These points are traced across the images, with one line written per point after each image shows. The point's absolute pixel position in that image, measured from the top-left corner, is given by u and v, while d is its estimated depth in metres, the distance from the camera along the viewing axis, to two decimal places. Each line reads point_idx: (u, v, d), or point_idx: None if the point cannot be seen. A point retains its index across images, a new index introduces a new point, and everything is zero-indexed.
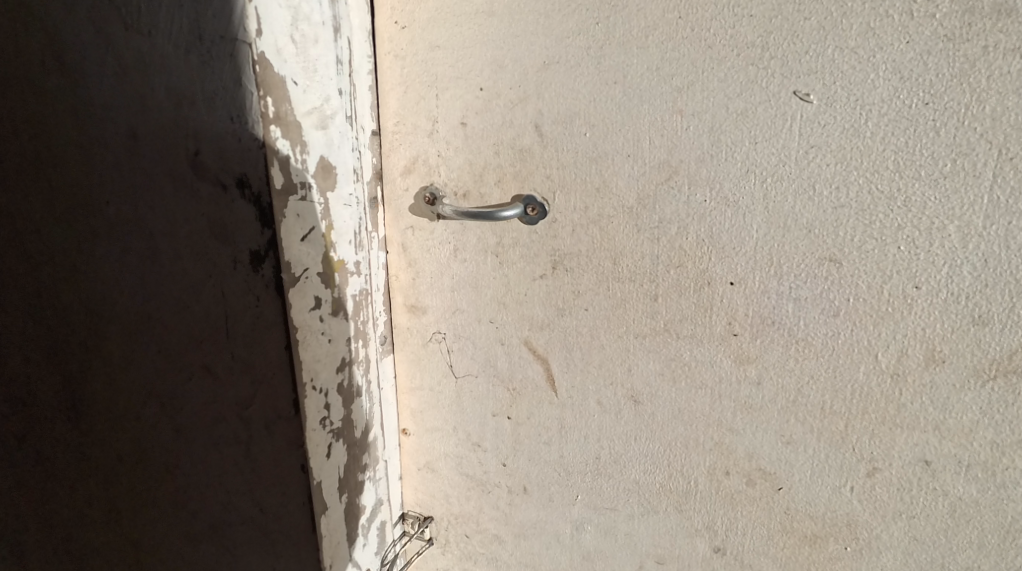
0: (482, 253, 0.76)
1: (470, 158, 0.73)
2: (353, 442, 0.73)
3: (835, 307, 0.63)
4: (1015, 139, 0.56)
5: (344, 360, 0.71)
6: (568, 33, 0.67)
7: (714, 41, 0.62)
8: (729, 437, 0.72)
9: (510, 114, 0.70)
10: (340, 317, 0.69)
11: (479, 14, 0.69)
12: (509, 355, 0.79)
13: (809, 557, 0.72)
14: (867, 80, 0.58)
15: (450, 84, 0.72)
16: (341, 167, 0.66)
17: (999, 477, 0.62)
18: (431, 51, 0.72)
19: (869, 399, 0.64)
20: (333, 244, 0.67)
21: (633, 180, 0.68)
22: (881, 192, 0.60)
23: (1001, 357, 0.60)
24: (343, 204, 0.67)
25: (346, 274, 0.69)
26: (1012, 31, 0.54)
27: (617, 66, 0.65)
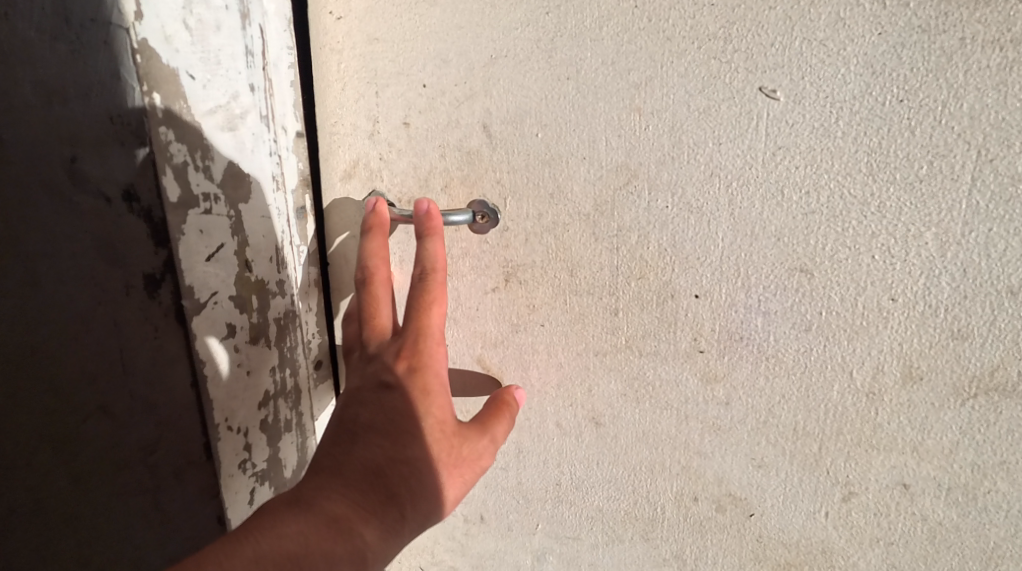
0: None
1: (415, 162, 0.68)
2: (279, 483, 0.69)
3: (807, 321, 0.59)
4: (995, 139, 0.50)
5: (267, 395, 0.65)
6: (516, 25, 0.61)
7: (673, 32, 0.56)
8: (697, 461, 0.67)
9: (456, 113, 0.65)
10: (259, 346, 0.63)
11: (421, 3, 0.64)
12: (462, 375, 0.74)
13: None
14: (837, 75, 0.52)
15: (392, 81, 0.67)
16: (258, 176, 0.61)
17: (980, 500, 0.57)
18: (370, 44, 0.67)
19: (843, 420, 0.60)
20: (251, 261, 0.61)
21: (590, 185, 0.63)
22: (853, 196, 0.54)
23: (982, 373, 0.54)
24: (260, 215, 0.61)
25: (266, 297, 0.63)
26: (992, 20, 0.48)
27: (569, 60, 0.60)
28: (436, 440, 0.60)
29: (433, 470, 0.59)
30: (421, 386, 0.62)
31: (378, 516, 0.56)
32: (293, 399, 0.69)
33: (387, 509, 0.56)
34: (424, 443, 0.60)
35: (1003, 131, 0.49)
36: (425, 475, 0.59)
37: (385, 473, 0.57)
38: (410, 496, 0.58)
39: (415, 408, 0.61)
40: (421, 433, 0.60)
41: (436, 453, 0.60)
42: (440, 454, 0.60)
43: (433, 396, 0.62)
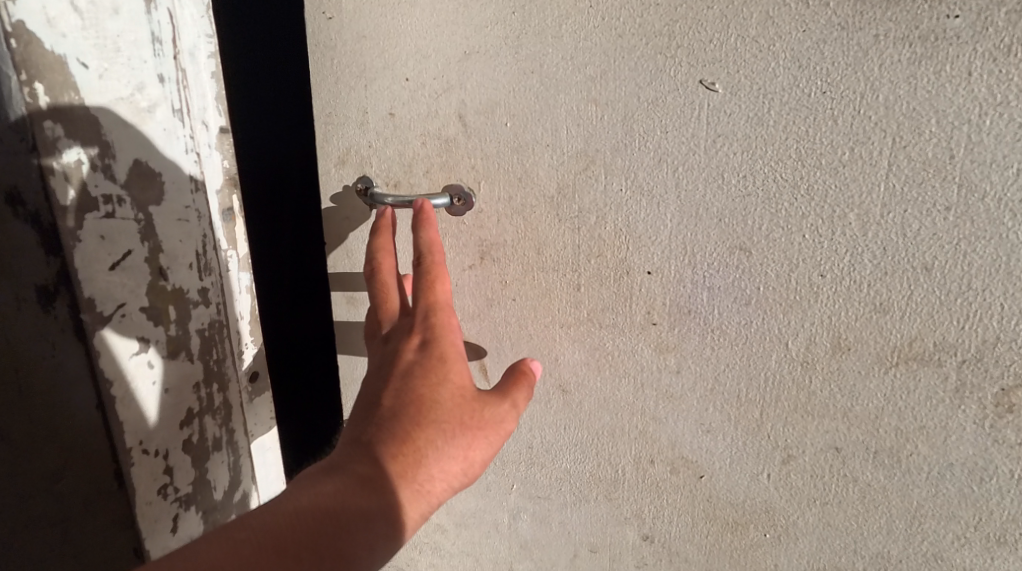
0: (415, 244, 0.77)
1: (399, 149, 0.75)
2: (207, 502, 0.78)
3: (747, 296, 0.64)
4: (908, 128, 0.54)
5: (190, 412, 0.75)
6: (487, 23, 0.67)
7: (623, 30, 0.62)
8: (652, 426, 0.72)
9: (434, 104, 0.72)
10: (179, 360, 0.72)
11: (402, 4, 0.70)
12: None
13: (732, 544, 0.73)
14: (768, 69, 0.57)
15: (377, 75, 0.73)
16: (168, 167, 0.68)
17: (904, 463, 0.62)
18: (359, 41, 0.73)
19: (781, 387, 0.65)
20: (165, 267, 0.69)
21: (553, 170, 0.68)
22: (785, 180, 0.59)
23: (902, 344, 0.59)
24: (175, 216, 0.69)
25: (185, 307, 0.72)
26: (902, 19, 0.52)
27: (533, 56, 0.66)
28: (459, 405, 0.61)
29: (459, 434, 0.61)
30: (439, 355, 0.63)
31: (405, 479, 0.58)
32: (222, 417, 0.79)
33: (415, 472, 0.58)
34: (448, 408, 0.61)
35: (915, 121, 0.54)
36: (450, 439, 0.60)
37: (411, 439, 0.59)
38: (438, 458, 0.59)
39: (436, 376, 0.62)
40: (444, 399, 0.61)
41: (460, 417, 0.61)
42: (464, 418, 0.61)
43: (452, 363, 0.63)
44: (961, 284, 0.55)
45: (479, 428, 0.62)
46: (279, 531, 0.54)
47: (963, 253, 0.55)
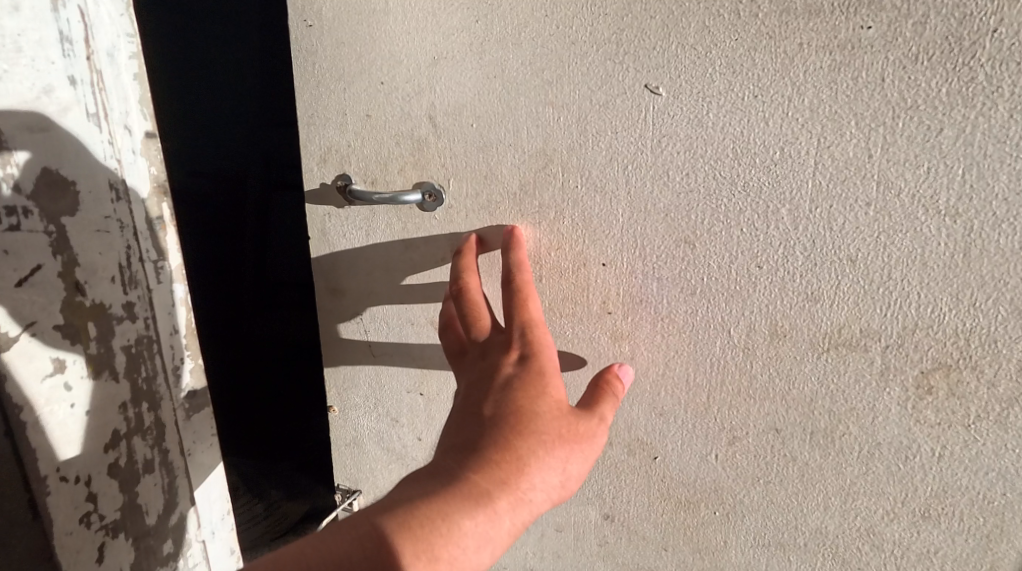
0: (390, 237, 0.82)
1: (375, 148, 0.79)
2: (139, 531, 0.66)
3: (692, 286, 0.68)
4: (833, 129, 0.58)
5: (114, 436, 0.64)
6: (454, 30, 0.72)
7: (576, 38, 0.66)
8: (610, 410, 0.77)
9: (406, 106, 0.76)
10: (104, 378, 0.62)
11: (376, 13, 0.74)
12: (419, 334, 0.86)
13: (685, 522, 0.77)
14: (705, 74, 0.62)
15: (354, 79, 0.78)
16: (86, 174, 0.60)
17: (837, 443, 0.66)
18: (338, 47, 0.77)
19: (725, 372, 0.69)
20: (82, 281, 0.60)
21: (516, 168, 0.73)
22: (724, 177, 0.63)
23: (832, 331, 0.63)
24: (94, 229, 0.61)
25: (109, 322, 0.62)
26: (822, 29, 0.57)
27: (495, 61, 0.71)
28: (559, 416, 0.61)
29: (559, 444, 0.60)
30: (538, 368, 0.64)
31: (507, 488, 0.56)
32: (154, 438, 0.68)
33: (518, 480, 0.57)
34: (549, 418, 0.61)
35: (837, 122, 0.58)
36: (552, 447, 0.60)
37: (513, 448, 0.58)
38: (540, 466, 0.58)
39: (535, 387, 0.62)
40: (545, 410, 0.61)
41: (562, 428, 0.61)
42: (564, 428, 0.61)
43: (550, 376, 0.64)
44: (882, 275, 0.60)
45: (577, 439, 0.61)
46: (390, 535, 0.52)
47: (884, 246, 0.59)
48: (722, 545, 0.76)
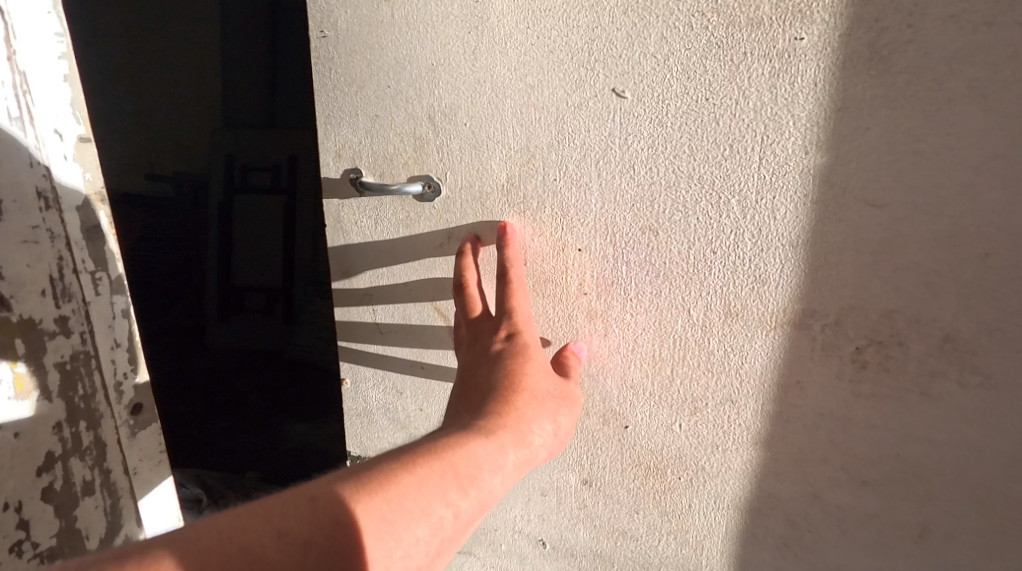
0: (396, 224, 0.90)
1: (382, 144, 0.88)
2: (76, 551, 0.86)
3: (656, 270, 0.75)
4: (773, 128, 0.66)
5: (48, 458, 0.82)
6: (451, 39, 0.80)
7: (554, 47, 0.74)
8: (587, 383, 0.84)
9: (409, 107, 0.85)
10: (36, 400, 0.80)
11: (384, 23, 0.83)
12: (421, 313, 0.93)
13: (653, 486, 0.84)
14: (664, 79, 0.69)
15: (364, 83, 0.87)
16: (11, 179, 0.75)
17: (787, 413, 0.74)
18: (350, 54, 0.86)
19: (686, 348, 0.76)
20: (10, 297, 0.77)
21: (503, 162, 0.81)
22: (681, 171, 0.71)
23: (780, 310, 0.70)
24: (20, 235, 0.76)
25: (38, 337, 0.79)
26: (763, 40, 0.65)
27: (485, 67, 0.79)
28: (548, 378, 0.74)
29: (550, 399, 0.73)
30: (526, 345, 0.76)
31: (517, 429, 0.68)
32: (93, 458, 0.86)
33: (524, 424, 0.69)
34: (540, 379, 0.73)
35: (777, 122, 0.66)
36: (547, 401, 0.72)
37: (516, 401, 0.70)
38: (542, 416, 0.71)
39: (526, 359, 0.74)
40: (537, 373, 0.74)
41: (551, 386, 0.74)
42: (553, 387, 0.74)
43: (535, 351, 0.76)
44: (820, 260, 0.67)
45: (564, 396, 0.74)
46: (435, 468, 0.60)
47: (820, 234, 0.67)
48: (686, 509, 0.82)
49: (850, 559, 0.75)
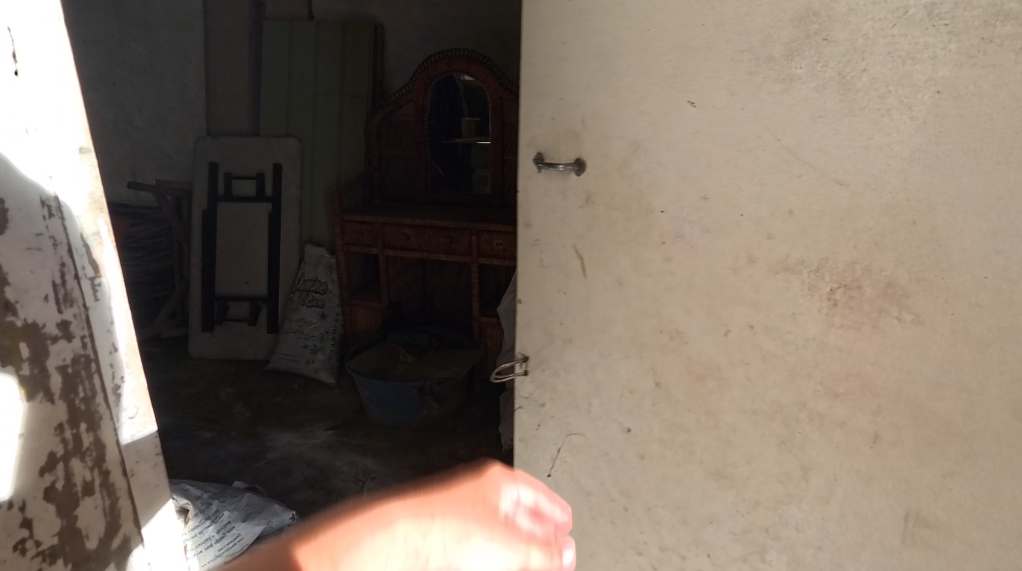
0: (559, 190, 1.16)
1: (553, 129, 1.14)
2: None
3: (706, 227, 1.06)
4: (782, 129, 0.99)
5: (72, 504, 0.49)
6: (596, 63, 1.09)
7: (652, 72, 1.05)
8: (663, 310, 1.12)
9: (569, 107, 1.12)
10: (39, 402, 0.47)
11: (564, 47, 1.11)
12: (566, 252, 1.18)
13: (696, 390, 1.13)
14: (715, 96, 1.01)
15: (543, 89, 1.13)
16: (5, 180, 0.46)
17: (788, 335, 1.05)
18: (531, 67, 1.13)
19: (723, 284, 1.07)
20: (12, 302, 0.45)
21: (622, 150, 1.09)
22: (728, 159, 1.02)
23: (783, 258, 1.03)
24: (25, 246, 0.46)
25: (40, 341, 0.47)
26: (773, 72, 0.98)
27: (607, 83, 1.08)
28: (475, 508, 0.55)
29: (464, 528, 0.53)
30: (457, 489, 0.57)
31: (402, 545, 0.49)
32: (52, 530, 0.48)
33: (417, 549, 0.50)
34: (457, 504, 0.54)
35: (784, 126, 0.99)
36: (455, 520, 0.53)
37: (432, 500, 0.54)
38: (448, 525, 0.52)
39: (459, 484, 0.57)
40: (461, 493, 0.56)
41: (470, 513, 0.54)
42: (472, 514, 0.54)
43: (467, 488, 0.57)
44: (808, 225, 1.00)
45: (482, 522, 0.54)
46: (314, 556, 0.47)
47: (813, 202, 0.99)
48: (720, 408, 1.12)
49: (830, 455, 1.08)
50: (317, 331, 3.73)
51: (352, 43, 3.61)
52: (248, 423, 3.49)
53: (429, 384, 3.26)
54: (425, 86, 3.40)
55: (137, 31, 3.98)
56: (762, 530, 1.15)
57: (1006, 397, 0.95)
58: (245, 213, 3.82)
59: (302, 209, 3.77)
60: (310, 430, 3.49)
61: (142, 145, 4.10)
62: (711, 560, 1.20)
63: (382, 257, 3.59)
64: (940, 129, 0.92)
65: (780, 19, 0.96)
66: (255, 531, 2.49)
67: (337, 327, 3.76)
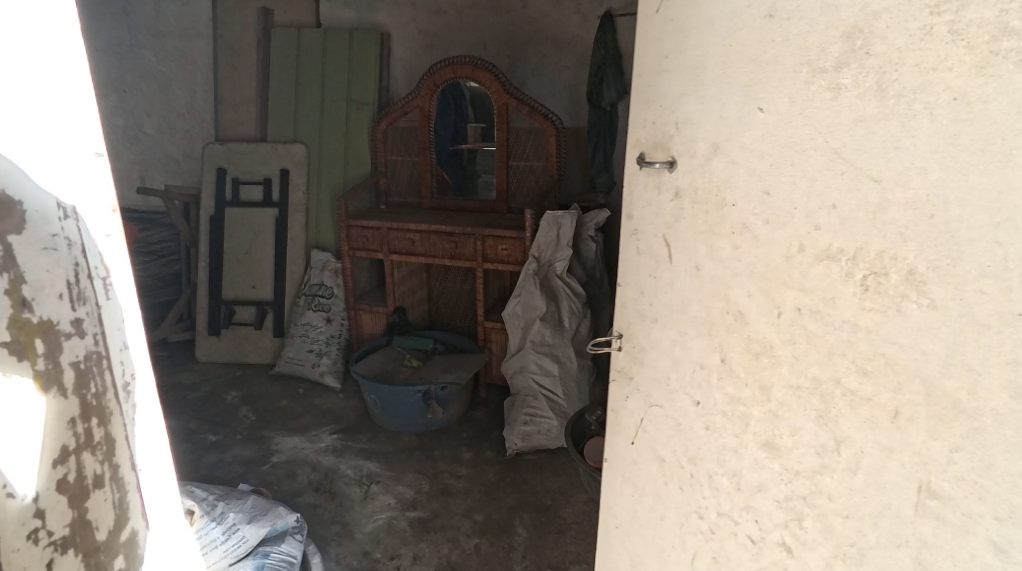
0: (656, 186, 1.41)
1: (658, 133, 1.40)
2: (87, 536, 0.88)
3: (768, 219, 1.19)
4: (833, 133, 1.09)
5: (69, 447, 0.86)
6: (691, 76, 1.31)
7: (731, 84, 1.23)
8: (729, 293, 1.27)
9: (667, 114, 1.37)
10: (54, 394, 0.85)
11: (670, 60, 1.36)
12: (653, 243, 1.43)
13: (751, 366, 1.26)
14: (780, 102, 1.15)
15: (652, 100, 1.41)
16: (37, 201, 0.85)
17: (829, 316, 1.13)
18: (650, 80, 1.42)
19: (774, 269, 1.20)
20: (31, 300, 0.82)
21: (704, 150, 1.29)
22: (786, 159, 1.15)
23: (824, 246, 1.12)
24: (46, 251, 0.84)
25: (54, 340, 0.85)
26: (823, 82, 1.09)
27: (697, 94, 1.30)
28: None
29: None
30: None
31: None
32: (101, 453, 0.91)
33: None
34: None
35: (831, 131, 1.09)
36: None
37: None
38: None
39: None
40: None
41: None
42: None
43: None
44: (848, 216, 1.09)
45: None
46: None
47: (851, 195, 1.08)
48: (771, 384, 1.23)
49: (860, 430, 1.12)
50: (323, 336, 3.99)
51: (359, 60, 4.06)
52: (254, 427, 3.60)
53: (434, 387, 3.44)
54: (430, 93, 3.72)
55: (186, 47, 4.38)
56: (801, 498, 1.22)
57: (1004, 377, 0.94)
58: (252, 218, 4.18)
59: (310, 215, 4.15)
60: (315, 434, 3.56)
61: (183, 158, 4.56)
62: (758, 526, 1.30)
63: (387, 257, 3.81)
64: (954, 132, 0.96)
65: (832, 36, 1.08)
66: (261, 532, 2.52)
67: (344, 332, 4.05)
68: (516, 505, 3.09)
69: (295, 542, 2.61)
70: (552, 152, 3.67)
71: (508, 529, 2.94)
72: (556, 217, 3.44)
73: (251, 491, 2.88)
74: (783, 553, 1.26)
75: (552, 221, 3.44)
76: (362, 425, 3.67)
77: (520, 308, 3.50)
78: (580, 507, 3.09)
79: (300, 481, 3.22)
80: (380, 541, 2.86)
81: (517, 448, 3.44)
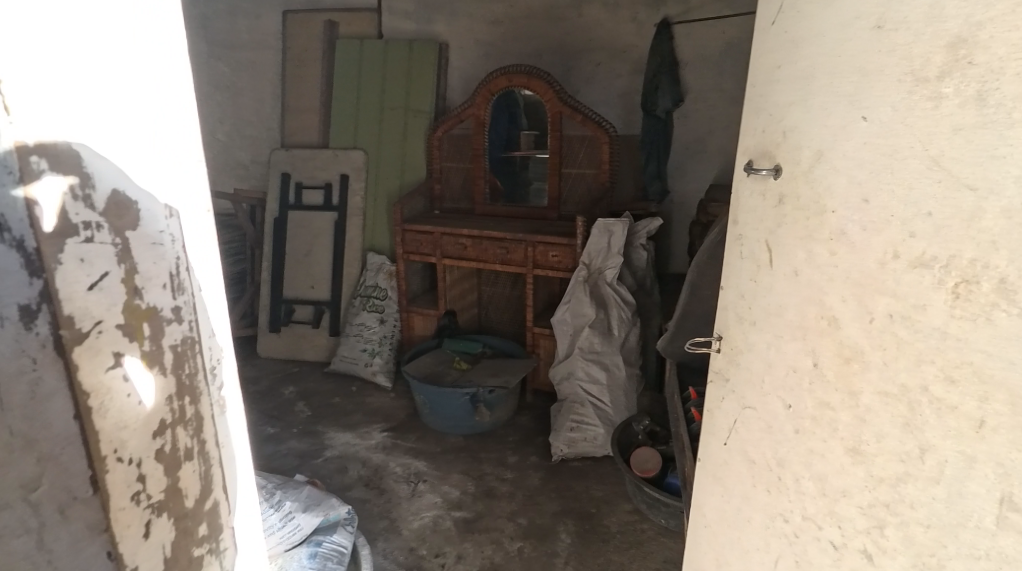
0: (760, 194, 1.52)
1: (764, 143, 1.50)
2: (178, 507, 0.92)
3: (865, 225, 1.21)
4: (931, 142, 1.09)
5: (163, 423, 0.89)
6: (798, 87, 1.38)
7: (833, 93, 1.28)
8: (824, 298, 1.31)
9: (776, 123, 1.46)
10: (156, 373, 0.88)
11: (780, 72, 1.45)
12: (754, 248, 1.54)
13: (842, 370, 1.28)
14: (881, 111, 1.17)
15: (761, 112, 1.53)
16: (146, 196, 0.86)
17: (919, 324, 1.13)
18: (764, 90, 1.51)
19: (869, 276, 1.21)
20: (141, 287, 0.86)
21: (806, 158, 1.35)
22: (889, 166, 1.17)
23: (918, 254, 1.12)
24: (152, 241, 0.87)
25: (158, 323, 0.88)
26: (927, 92, 1.10)
27: (804, 104, 1.36)
28: None
29: None
30: None
31: None
32: (192, 428, 0.94)
33: None
34: None
35: (929, 139, 1.09)
36: None
37: None
38: None
39: None
40: None
41: None
42: None
43: None
44: (942, 224, 1.08)
45: None
46: None
47: (945, 201, 1.07)
48: (859, 390, 1.24)
49: (945, 438, 1.10)
50: (375, 336, 4.07)
51: (417, 69, 4.15)
52: (307, 422, 3.67)
53: (481, 389, 3.47)
54: (484, 101, 3.77)
55: (259, 57, 4.58)
56: (883, 505, 1.21)
57: None
58: (310, 221, 4.32)
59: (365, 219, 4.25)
60: (365, 431, 3.63)
61: (254, 163, 4.77)
62: (841, 532, 1.30)
63: (438, 261, 3.88)
64: None
65: (935, 47, 1.08)
66: (315, 521, 2.56)
67: (396, 334, 4.11)
68: (560, 511, 3.10)
69: (346, 533, 2.63)
70: (604, 160, 3.69)
71: (551, 535, 2.95)
72: (607, 224, 3.45)
73: (307, 482, 2.95)
74: (863, 560, 1.26)
75: (603, 228, 3.45)
76: (412, 424, 3.73)
77: (569, 314, 3.54)
78: (623, 516, 3.07)
79: (351, 475, 3.29)
80: (426, 539, 2.90)
81: (563, 454, 3.45)
